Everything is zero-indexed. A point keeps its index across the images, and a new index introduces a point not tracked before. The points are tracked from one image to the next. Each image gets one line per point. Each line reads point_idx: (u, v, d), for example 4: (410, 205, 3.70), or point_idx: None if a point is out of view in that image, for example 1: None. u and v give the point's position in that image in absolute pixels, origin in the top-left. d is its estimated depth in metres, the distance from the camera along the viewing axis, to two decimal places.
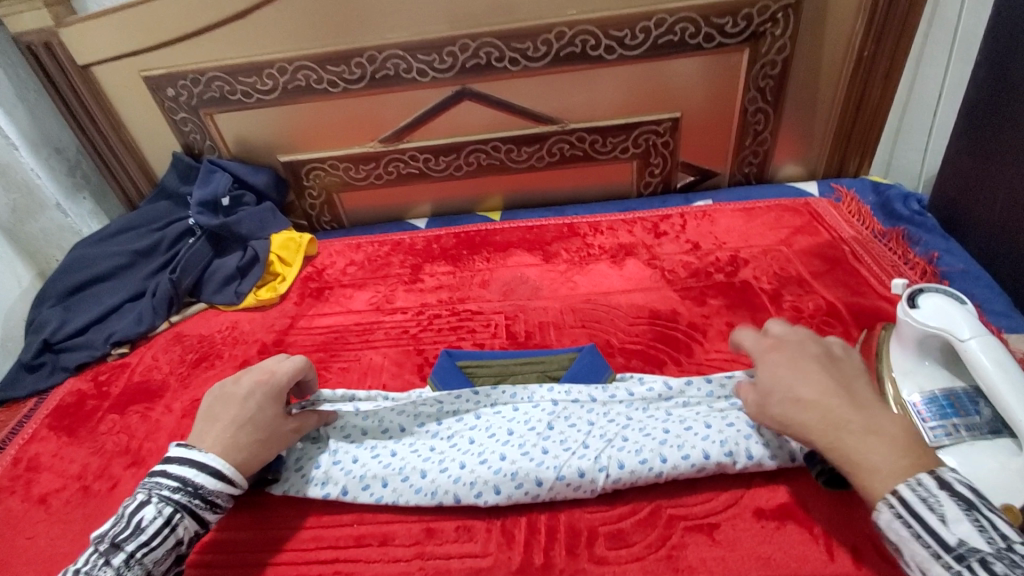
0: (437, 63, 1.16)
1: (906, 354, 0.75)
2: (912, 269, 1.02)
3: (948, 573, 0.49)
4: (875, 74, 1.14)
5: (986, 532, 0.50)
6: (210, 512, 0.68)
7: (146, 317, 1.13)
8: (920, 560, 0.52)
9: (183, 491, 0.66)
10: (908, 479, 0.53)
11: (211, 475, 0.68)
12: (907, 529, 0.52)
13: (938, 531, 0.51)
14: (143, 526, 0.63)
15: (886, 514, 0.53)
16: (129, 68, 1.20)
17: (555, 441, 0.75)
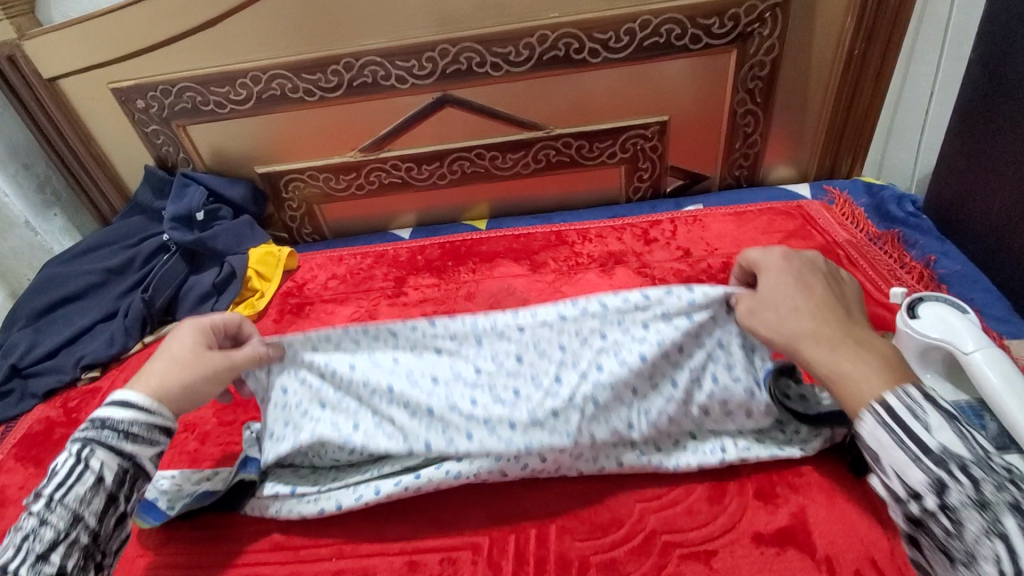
0: (416, 70, 1.12)
1: (907, 367, 0.72)
2: (908, 273, 0.99)
3: (927, 475, 0.49)
4: (866, 73, 1.11)
5: (968, 442, 0.50)
6: (131, 444, 0.64)
7: (118, 339, 1.08)
8: (902, 470, 0.51)
9: (93, 426, 0.64)
10: (884, 394, 0.53)
11: (116, 406, 0.64)
12: (890, 436, 0.52)
13: (921, 437, 0.50)
14: (56, 470, 0.61)
15: (871, 422, 0.53)
16: (96, 79, 1.16)
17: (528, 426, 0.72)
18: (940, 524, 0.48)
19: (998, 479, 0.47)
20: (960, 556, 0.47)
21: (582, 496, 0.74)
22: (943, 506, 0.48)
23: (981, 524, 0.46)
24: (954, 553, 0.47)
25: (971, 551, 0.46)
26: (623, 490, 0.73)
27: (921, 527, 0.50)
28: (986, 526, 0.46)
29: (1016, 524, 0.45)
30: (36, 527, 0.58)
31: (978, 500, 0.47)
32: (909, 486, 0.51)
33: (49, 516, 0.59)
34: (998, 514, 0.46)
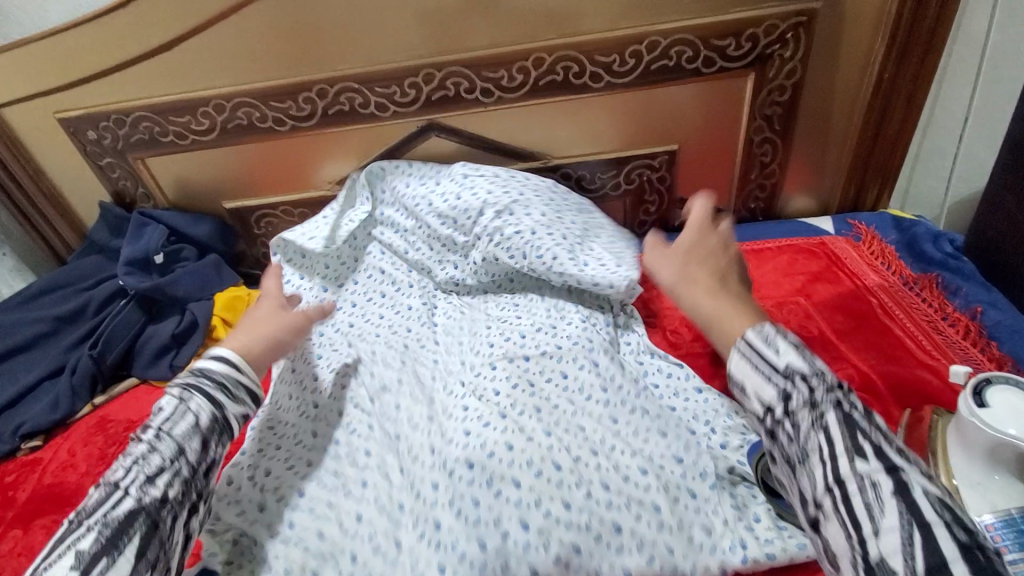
0: (398, 97, 1.01)
1: (972, 462, 0.61)
2: (952, 326, 0.88)
3: (777, 388, 0.52)
4: (897, 97, 1.00)
5: (810, 357, 0.53)
6: (223, 393, 0.68)
7: (64, 401, 0.97)
8: (757, 388, 0.54)
9: (196, 377, 0.68)
10: (748, 330, 0.57)
11: (215, 361, 0.71)
12: (748, 362, 0.55)
13: (771, 360, 0.54)
14: (163, 407, 0.65)
15: (737, 356, 0.56)
16: (41, 108, 1.04)
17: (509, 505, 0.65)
18: (785, 431, 0.51)
19: (829, 383, 0.51)
20: (796, 457, 0.50)
21: None
22: (786, 413, 0.51)
23: (811, 421, 0.50)
24: (791, 456, 0.51)
25: (806, 451, 0.50)
26: None
27: (771, 439, 0.54)
28: (813, 421, 0.50)
29: (837, 418, 0.49)
30: (146, 452, 0.60)
31: (811, 402, 0.50)
32: (762, 402, 0.53)
33: (159, 444, 0.61)
34: (825, 412, 0.49)
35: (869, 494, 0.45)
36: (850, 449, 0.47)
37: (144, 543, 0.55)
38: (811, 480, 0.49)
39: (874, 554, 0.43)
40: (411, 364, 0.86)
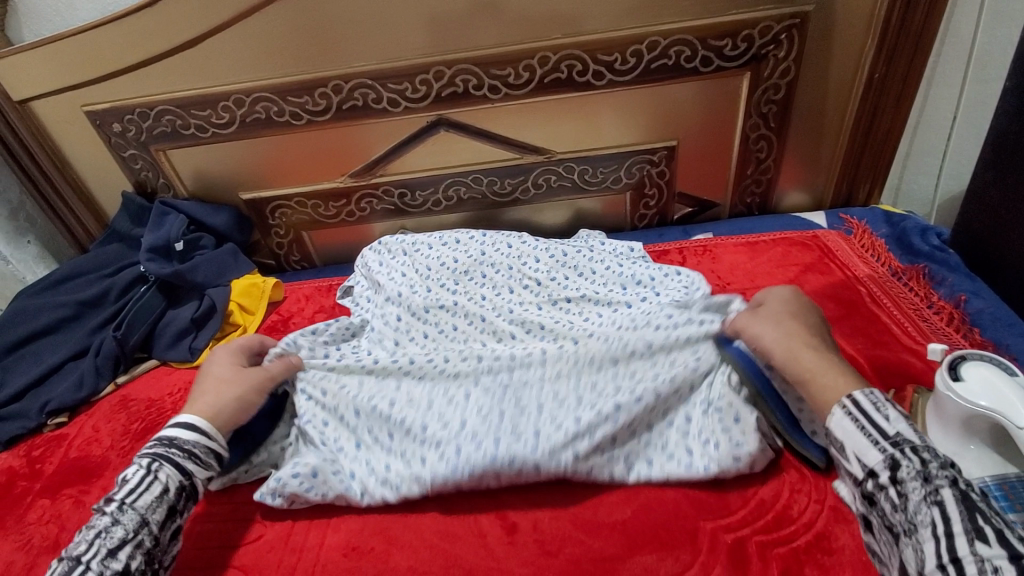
0: (410, 93, 1.05)
1: (948, 433, 0.65)
2: (937, 313, 0.92)
3: (884, 455, 0.53)
4: (886, 96, 1.05)
5: (917, 432, 0.55)
6: (193, 463, 0.70)
7: (88, 380, 1.02)
8: (858, 451, 0.55)
9: (165, 445, 0.70)
10: (855, 391, 0.59)
11: (184, 429, 0.72)
12: (854, 423, 0.56)
13: (880, 424, 0.55)
14: (128, 478, 0.66)
15: (839, 415, 0.58)
16: (70, 101, 1.09)
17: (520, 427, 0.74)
18: (889, 499, 0.52)
19: (946, 464, 0.51)
20: (902, 527, 0.51)
21: None
22: (893, 481, 0.52)
23: (922, 494, 0.50)
24: (896, 525, 0.51)
25: (913, 520, 0.50)
26: (633, 569, 0.67)
27: (871, 505, 0.54)
28: (926, 495, 0.50)
29: (954, 494, 0.49)
30: (109, 526, 0.61)
31: (923, 476, 0.51)
32: (864, 467, 0.55)
33: (121, 516, 0.62)
34: (940, 487, 0.50)
35: None
36: (963, 520, 0.47)
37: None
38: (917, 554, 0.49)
39: None
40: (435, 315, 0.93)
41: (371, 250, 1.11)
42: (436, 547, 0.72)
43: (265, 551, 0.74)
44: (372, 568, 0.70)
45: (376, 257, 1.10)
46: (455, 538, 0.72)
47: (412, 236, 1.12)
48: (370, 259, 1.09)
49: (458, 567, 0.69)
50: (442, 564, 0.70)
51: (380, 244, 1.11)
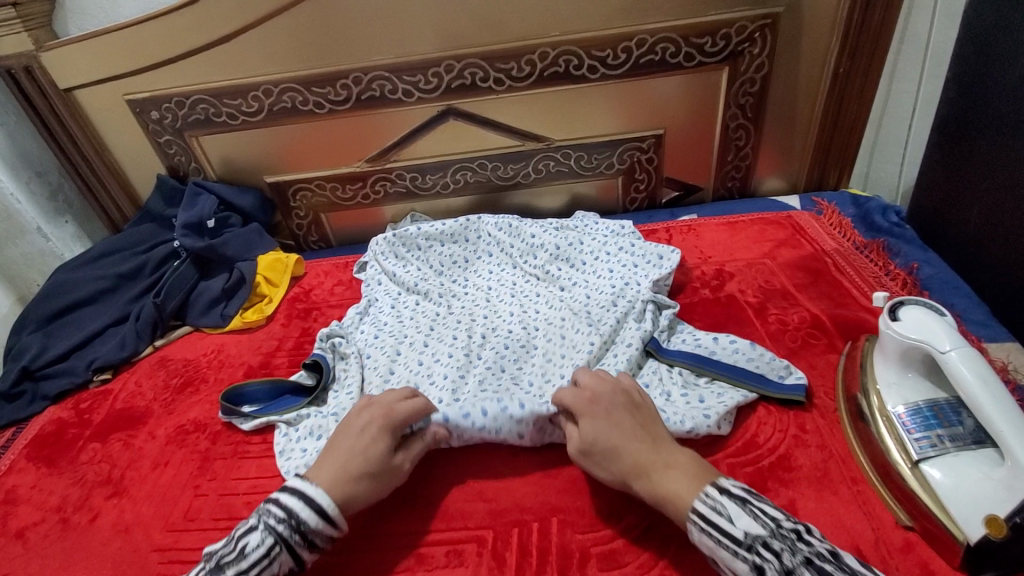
0: (423, 84, 1.17)
1: (890, 367, 0.77)
2: (893, 280, 1.03)
3: (747, 563, 0.57)
4: (850, 90, 1.17)
5: (761, 520, 0.59)
6: (307, 549, 0.67)
7: (129, 342, 1.12)
8: (729, 563, 0.59)
9: (286, 524, 0.65)
10: (697, 498, 0.63)
11: (309, 508, 0.67)
12: (711, 538, 0.60)
13: (728, 529, 0.59)
14: (247, 553, 0.63)
15: (696, 531, 0.61)
16: (112, 90, 1.20)
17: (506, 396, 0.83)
18: None
19: (792, 546, 0.57)
20: None
21: (581, 491, 0.78)
22: None
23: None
24: None
25: None
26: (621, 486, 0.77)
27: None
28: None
29: None
30: None
31: (784, 570, 0.56)
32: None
33: None
34: None
35: None
36: None
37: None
38: None
39: None
40: (445, 307, 1.05)
41: (384, 240, 1.19)
42: (450, 471, 0.82)
43: None
44: (395, 489, 0.81)
45: (389, 247, 1.18)
46: (468, 465, 0.83)
47: (424, 225, 1.20)
48: (385, 248, 1.18)
49: (470, 487, 0.80)
50: (456, 485, 0.81)
51: (396, 235, 1.19)
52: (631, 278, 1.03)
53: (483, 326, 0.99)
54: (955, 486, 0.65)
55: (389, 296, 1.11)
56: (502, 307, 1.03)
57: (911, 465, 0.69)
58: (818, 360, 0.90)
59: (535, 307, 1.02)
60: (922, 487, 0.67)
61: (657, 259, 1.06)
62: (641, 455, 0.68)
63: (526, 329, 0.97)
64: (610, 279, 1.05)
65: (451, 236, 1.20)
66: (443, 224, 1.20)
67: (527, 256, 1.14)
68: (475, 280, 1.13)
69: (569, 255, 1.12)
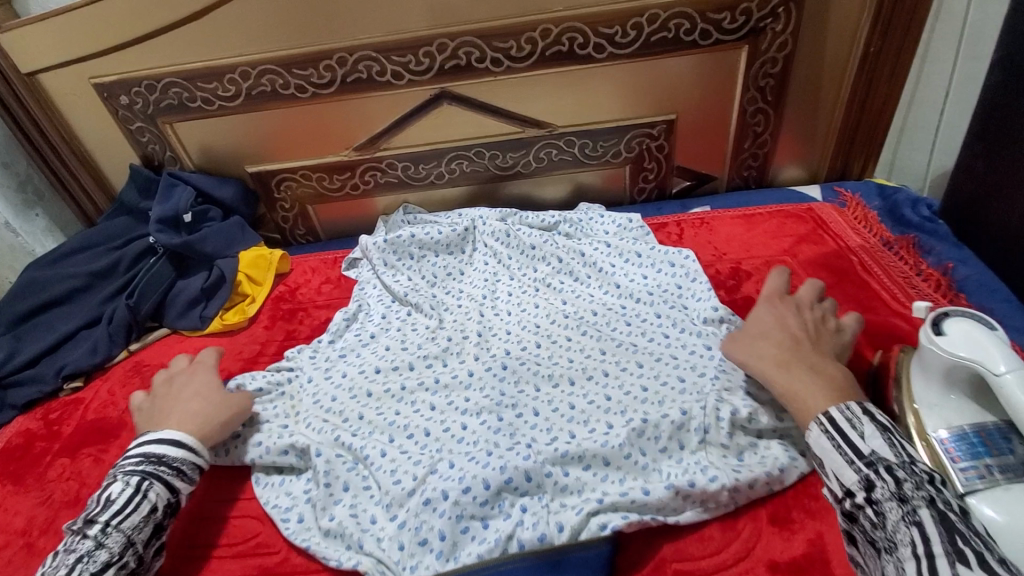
0: (413, 65, 1.07)
1: (931, 385, 0.69)
2: (925, 281, 0.95)
3: (859, 474, 0.57)
4: (881, 71, 1.07)
5: (896, 448, 0.57)
6: (181, 480, 0.73)
7: (102, 347, 1.04)
8: (837, 470, 0.59)
9: (151, 462, 0.72)
10: (831, 408, 0.62)
11: (171, 445, 0.74)
12: (831, 441, 0.60)
13: (856, 443, 0.59)
14: (112, 499, 0.68)
15: (817, 431, 0.62)
16: (78, 74, 1.10)
17: (508, 438, 0.76)
18: (868, 516, 0.55)
19: (918, 479, 0.54)
20: (882, 543, 0.54)
21: None
22: (869, 500, 0.55)
23: (900, 514, 0.53)
24: (878, 541, 0.54)
25: (892, 537, 0.53)
26: None
27: (853, 522, 0.57)
28: (904, 515, 0.53)
29: (931, 515, 0.52)
30: (93, 550, 0.64)
31: (900, 494, 0.54)
32: (844, 485, 0.58)
33: (105, 539, 0.65)
34: (917, 507, 0.52)
35: None
36: (941, 542, 0.50)
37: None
38: (898, 570, 0.51)
39: None
40: (439, 318, 0.98)
41: (376, 242, 1.11)
42: None
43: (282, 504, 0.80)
44: None
45: (380, 255, 1.10)
46: None
47: (418, 231, 1.11)
48: (376, 252, 1.10)
49: None
50: None
51: (386, 241, 1.10)
52: (641, 293, 0.97)
53: (479, 347, 0.91)
54: (1011, 527, 0.58)
55: (381, 304, 1.05)
56: (500, 326, 0.96)
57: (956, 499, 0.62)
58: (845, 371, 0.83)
59: (535, 325, 0.95)
60: None
61: (671, 267, 1.01)
62: (776, 374, 0.69)
63: (526, 350, 0.90)
64: (618, 295, 0.99)
65: (446, 245, 1.12)
66: (438, 232, 1.11)
67: (528, 264, 1.07)
68: (467, 291, 1.05)
69: (573, 268, 1.04)
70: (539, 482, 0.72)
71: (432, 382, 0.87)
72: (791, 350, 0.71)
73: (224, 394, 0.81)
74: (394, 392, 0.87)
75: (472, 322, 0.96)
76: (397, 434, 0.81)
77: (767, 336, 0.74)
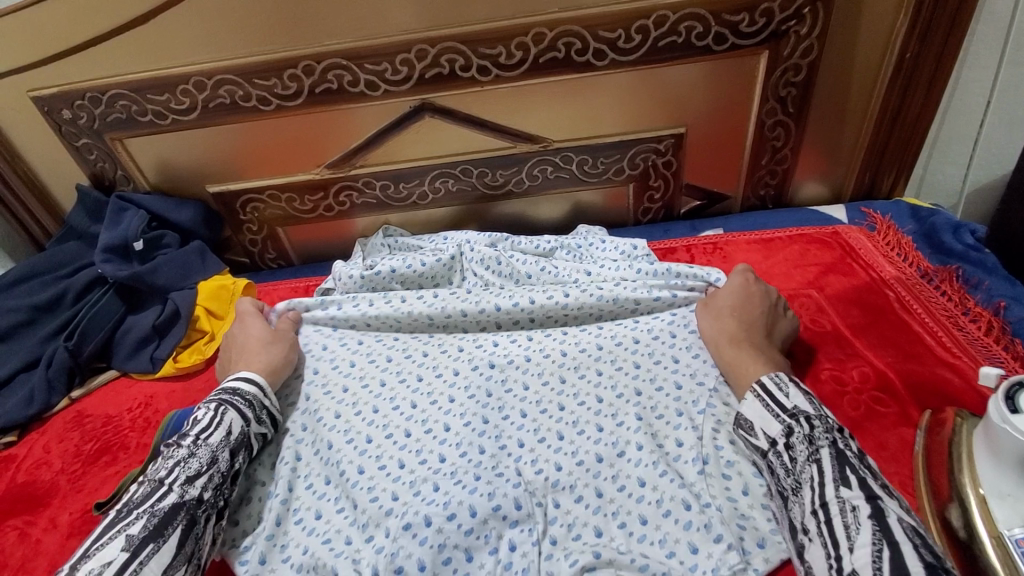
0: (390, 74, 0.95)
1: (1002, 471, 0.57)
2: (974, 322, 0.83)
3: (782, 425, 0.64)
4: (918, 79, 0.95)
5: (815, 406, 0.64)
6: (252, 411, 0.74)
7: (38, 396, 0.93)
8: (764, 424, 0.65)
9: (226, 393, 0.74)
10: (765, 375, 0.70)
11: (243, 379, 0.77)
12: (760, 401, 0.67)
13: (782, 401, 0.66)
14: (199, 418, 0.70)
15: (751, 396, 0.68)
16: (13, 85, 0.98)
17: (492, 486, 0.67)
18: (782, 461, 0.62)
19: (830, 426, 0.61)
20: (790, 487, 0.60)
21: None
22: (786, 446, 0.62)
23: (806, 455, 0.60)
24: (786, 486, 0.60)
25: (799, 477, 0.60)
26: None
27: (771, 471, 0.63)
28: (809, 455, 0.60)
29: (831, 453, 0.59)
30: (188, 457, 0.65)
31: (810, 438, 0.61)
32: (768, 437, 0.64)
33: (196, 449, 0.66)
34: (820, 447, 0.60)
35: (848, 516, 0.54)
36: (837, 473, 0.57)
37: (183, 538, 0.59)
38: (800, 506, 0.58)
39: (848, 568, 0.51)
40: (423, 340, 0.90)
41: (350, 273, 0.98)
42: None
43: None
44: None
45: (355, 289, 0.98)
46: None
47: (397, 263, 0.98)
48: (351, 285, 0.98)
49: None
50: None
51: (363, 275, 0.97)
52: (661, 331, 0.84)
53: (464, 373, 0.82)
54: None
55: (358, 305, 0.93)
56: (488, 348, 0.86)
57: None
58: (888, 436, 0.71)
59: (527, 349, 0.85)
60: None
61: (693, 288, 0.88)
62: (726, 350, 0.77)
63: (514, 364, 0.83)
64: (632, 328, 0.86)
65: (431, 277, 0.99)
66: (421, 263, 0.97)
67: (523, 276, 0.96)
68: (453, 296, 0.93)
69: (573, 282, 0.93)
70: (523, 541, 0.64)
71: (412, 416, 0.78)
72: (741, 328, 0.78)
73: (275, 338, 0.84)
74: (369, 412, 0.79)
75: (457, 339, 0.89)
76: (368, 471, 0.72)
77: (733, 310, 0.81)
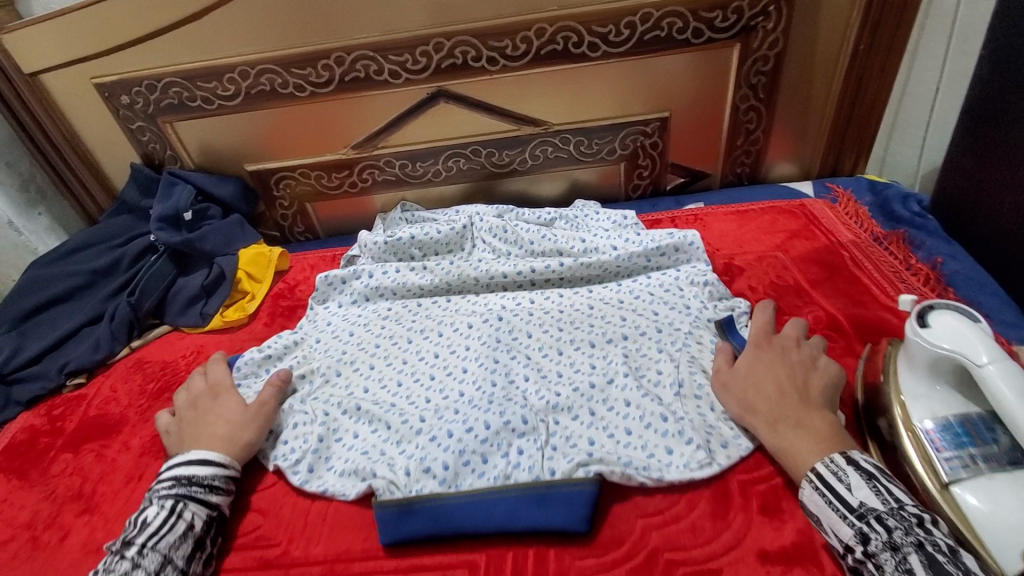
0: (410, 64, 1.08)
1: (917, 377, 0.70)
2: (914, 275, 0.97)
3: (853, 528, 0.59)
4: (871, 68, 1.08)
5: (884, 497, 0.59)
6: (215, 495, 0.74)
7: (104, 344, 1.06)
8: (833, 526, 0.61)
9: (180, 483, 0.72)
10: (818, 463, 0.64)
11: (199, 465, 0.75)
12: (822, 497, 0.62)
13: (844, 497, 0.61)
14: (149, 521, 0.68)
15: (808, 489, 0.63)
16: (79, 74, 1.12)
17: (502, 406, 0.81)
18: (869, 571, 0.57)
19: (907, 526, 0.56)
20: None
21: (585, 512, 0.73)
22: (867, 553, 0.57)
23: (894, 564, 0.55)
24: None
25: None
26: (623, 507, 0.74)
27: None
28: (897, 565, 0.55)
29: (920, 561, 0.54)
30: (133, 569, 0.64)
31: (891, 545, 0.56)
32: (842, 540, 0.60)
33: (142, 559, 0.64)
34: (907, 554, 0.55)
35: None
36: None
37: None
38: None
39: None
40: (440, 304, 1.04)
41: (375, 240, 1.12)
42: None
43: (278, 495, 0.81)
44: None
45: (379, 255, 1.12)
46: None
47: (417, 232, 1.12)
48: (375, 251, 1.11)
49: None
50: None
51: (386, 242, 1.11)
52: (641, 291, 0.99)
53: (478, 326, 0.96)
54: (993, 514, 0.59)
55: (387, 274, 1.08)
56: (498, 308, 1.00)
57: (941, 488, 0.63)
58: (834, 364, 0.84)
59: (532, 307, 0.99)
60: (954, 514, 0.61)
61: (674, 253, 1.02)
62: (765, 430, 0.71)
63: (519, 316, 0.96)
64: (616, 291, 1.00)
65: (446, 244, 1.13)
66: (437, 231, 1.11)
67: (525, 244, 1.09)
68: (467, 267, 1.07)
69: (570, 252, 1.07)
70: (529, 447, 0.77)
71: (434, 362, 0.92)
72: (780, 403, 0.71)
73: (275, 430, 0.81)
74: (399, 362, 0.94)
75: (470, 301, 1.04)
76: (398, 404, 0.86)
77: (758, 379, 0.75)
